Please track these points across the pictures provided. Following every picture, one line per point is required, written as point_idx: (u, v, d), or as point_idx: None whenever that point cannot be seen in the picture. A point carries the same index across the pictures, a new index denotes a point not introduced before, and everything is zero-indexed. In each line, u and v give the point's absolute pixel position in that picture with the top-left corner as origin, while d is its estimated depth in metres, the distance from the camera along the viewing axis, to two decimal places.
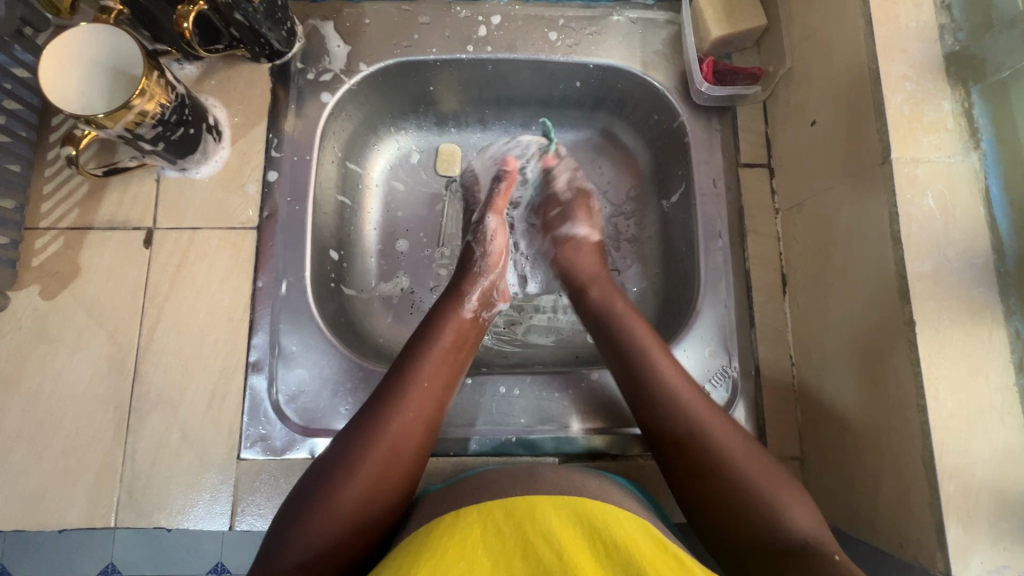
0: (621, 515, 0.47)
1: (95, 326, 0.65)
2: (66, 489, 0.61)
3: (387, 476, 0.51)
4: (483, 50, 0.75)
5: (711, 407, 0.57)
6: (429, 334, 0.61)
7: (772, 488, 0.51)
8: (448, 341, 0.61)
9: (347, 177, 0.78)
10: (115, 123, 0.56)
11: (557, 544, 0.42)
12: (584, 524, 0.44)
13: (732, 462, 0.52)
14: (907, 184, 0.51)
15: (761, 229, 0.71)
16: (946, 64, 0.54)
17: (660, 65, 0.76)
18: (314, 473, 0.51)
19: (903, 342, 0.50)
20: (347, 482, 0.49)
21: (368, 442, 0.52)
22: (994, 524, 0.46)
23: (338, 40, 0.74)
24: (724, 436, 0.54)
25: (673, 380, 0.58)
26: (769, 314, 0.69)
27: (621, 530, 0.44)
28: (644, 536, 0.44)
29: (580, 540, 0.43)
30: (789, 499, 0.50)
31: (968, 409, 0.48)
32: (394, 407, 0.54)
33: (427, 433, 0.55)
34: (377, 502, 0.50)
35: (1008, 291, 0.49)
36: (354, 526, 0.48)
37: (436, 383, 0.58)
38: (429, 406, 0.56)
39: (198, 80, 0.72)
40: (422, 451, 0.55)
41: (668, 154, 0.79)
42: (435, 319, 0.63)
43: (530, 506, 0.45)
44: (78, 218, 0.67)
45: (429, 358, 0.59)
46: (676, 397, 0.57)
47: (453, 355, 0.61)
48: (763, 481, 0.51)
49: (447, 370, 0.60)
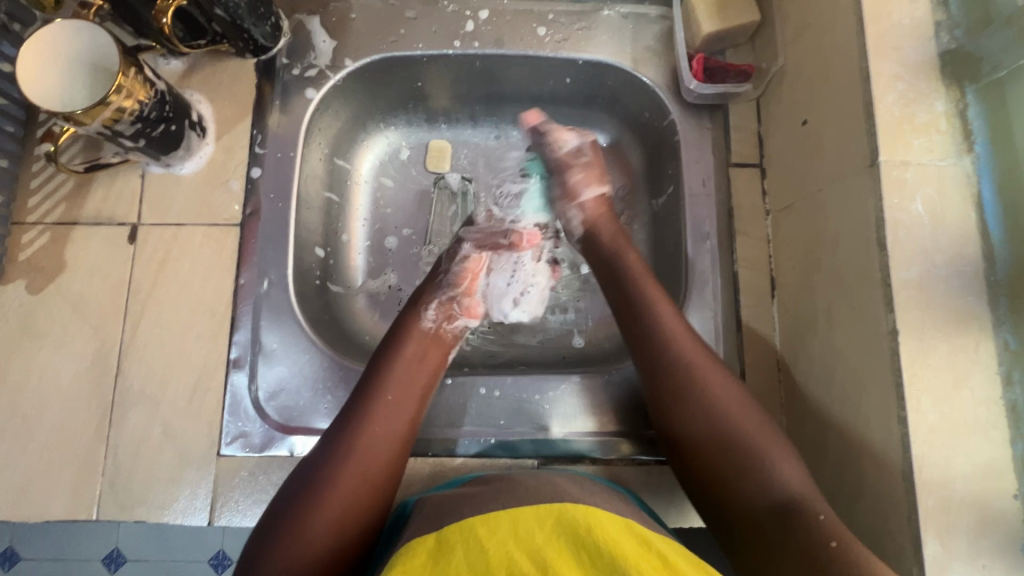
0: (604, 516, 0.45)
1: (79, 321, 0.66)
2: (50, 481, 0.62)
3: (363, 496, 0.51)
4: (471, 46, 0.74)
5: (710, 361, 0.58)
6: (391, 350, 0.61)
7: (757, 439, 0.53)
8: (410, 355, 0.61)
9: (334, 174, 0.78)
10: (92, 119, 0.56)
11: (542, 559, 0.40)
12: (568, 532, 0.43)
13: (722, 418, 0.54)
14: (895, 187, 0.49)
15: (751, 231, 0.70)
16: (941, 63, 0.51)
17: (651, 61, 0.74)
18: (286, 496, 0.51)
19: (886, 352, 0.49)
20: (319, 506, 0.49)
21: (337, 464, 0.52)
22: (973, 541, 0.45)
23: (324, 35, 0.74)
24: (720, 393, 0.56)
25: (672, 336, 0.59)
26: (757, 318, 0.68)
27: (603, 530, 0.43)
28: (628, 537, 0.43)
29: (565, 553, 0.41)
30: (773, 450, 0.52)
31: (951, 423, 0.46)
32: (361, 423, 0.54)
33: (400, 448, 0.55)
34: (351, 523, 0.50)
35: (998, 300, 0.47)
36: (330, 547, 0.48)
37: (399, 399, 0.57)
38: (398, 420, 0.56)
39: (184, 76, 0.71)
40: (396, 465, 0.54)
41: (660, 153, 0.77)
42: (398, 333, 0.63)
43: (513, 523, 0.44)
44: (65, 213, 0.68)
45: (395, 373, 0.59)
46: (680, 345, 0.59)
47: (418, 364, 0.61)
48: (749, 431, 0.53)
49: (413, 383, 0.59)
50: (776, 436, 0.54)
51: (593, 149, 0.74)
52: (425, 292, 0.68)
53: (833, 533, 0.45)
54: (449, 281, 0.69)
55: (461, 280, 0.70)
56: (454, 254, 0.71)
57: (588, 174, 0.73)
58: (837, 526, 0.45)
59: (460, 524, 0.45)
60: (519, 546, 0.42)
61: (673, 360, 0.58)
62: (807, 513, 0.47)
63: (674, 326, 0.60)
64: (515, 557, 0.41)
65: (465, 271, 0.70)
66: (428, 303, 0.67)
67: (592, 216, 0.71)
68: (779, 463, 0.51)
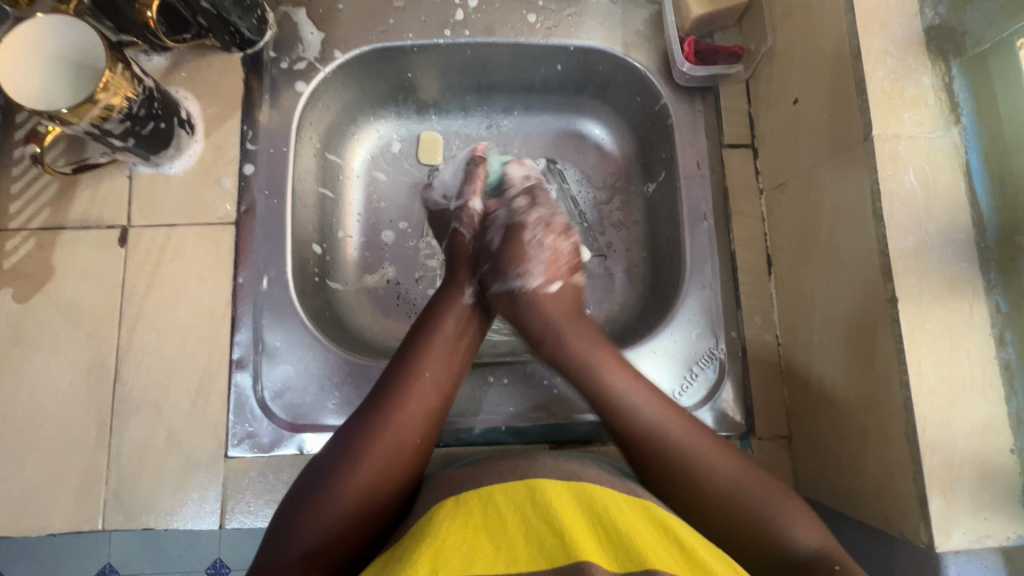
0: (623, 500, 0.45)
1: (71, 328, 0.64)
2: (51, 493, 0.60)
3: (394, 466, 0.50)
4: (462, 34, 0.73)
5: (686, 422, 0.55)
6: (430, 325, 0.60)
7: (760, 490, 0.51)
8: (449, 329, 0.60)
9: (327, 169, 0.77)
10: (80, 118, 0.54)
11: (562, 529, 0.40)
12: (587, 510, 0.43)
13: (724, 486, 0.51)
14: (888, 160, 0.51)
15: (746, 211, 0.71)
16: (927, 38, 0.53)
17: (641, 45, 0.74)
18: (320, 462, 0.51)
19: (887, 320, 0.50)
20: (353, 472, 0.49)
21: (371, 431, 0.51)
22: (975, 496, 0.47)
23: (312, 26, 0.72)
24: (713, 462, 0.52)
25: (640, 402, 0.56)
26: (755, 295, 0.70)
27: (620, 513, 0.42)
28: (648, 529, 0.42)
29: (584, 528, 0.41)
30: (783, 508, 0.50)
31: (949, 384, 0.48)
32: (398, 399, 0.53)
33: (431, 425, 0.54)
34: (384, 490, 0.49)
35: (989, 265, 0.49)
36: (359, 515, 0.48)
37: (438, 372, 0.57)
38: (432, 394, 0.55)
39: (168, 72, 0.70)
40: (426, 442, 0.53)
41: (653, 137, 0.78)
42: (436, 308, 0.62)
43: (530, 491, 0.44)
44: (50, 217, 0.66)
45: (432, 350, 0.58)
46: (640, 413, 0.55)
47: (457, 341, 0.60)
48: (760, 496, 0.51)
49: (452, 356, 0.59)
50: (783, 490, 0.52)
51: (528, 232, 0.68)
52: (460, 266, 0.68)
53: None
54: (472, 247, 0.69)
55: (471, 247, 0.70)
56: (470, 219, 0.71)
57: (516, 259, 0.67)
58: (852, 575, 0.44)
59: (477, 489, 0.45)
60: (536, 515, 0.41)
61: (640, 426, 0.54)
62: (824, 564, 0.46)
63: (630, 388, 0.57)
64: (533, 526, 0.41)
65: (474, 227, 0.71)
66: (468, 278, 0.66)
67: (533, 308, 0.65)
68: (794, 522, 0.49)
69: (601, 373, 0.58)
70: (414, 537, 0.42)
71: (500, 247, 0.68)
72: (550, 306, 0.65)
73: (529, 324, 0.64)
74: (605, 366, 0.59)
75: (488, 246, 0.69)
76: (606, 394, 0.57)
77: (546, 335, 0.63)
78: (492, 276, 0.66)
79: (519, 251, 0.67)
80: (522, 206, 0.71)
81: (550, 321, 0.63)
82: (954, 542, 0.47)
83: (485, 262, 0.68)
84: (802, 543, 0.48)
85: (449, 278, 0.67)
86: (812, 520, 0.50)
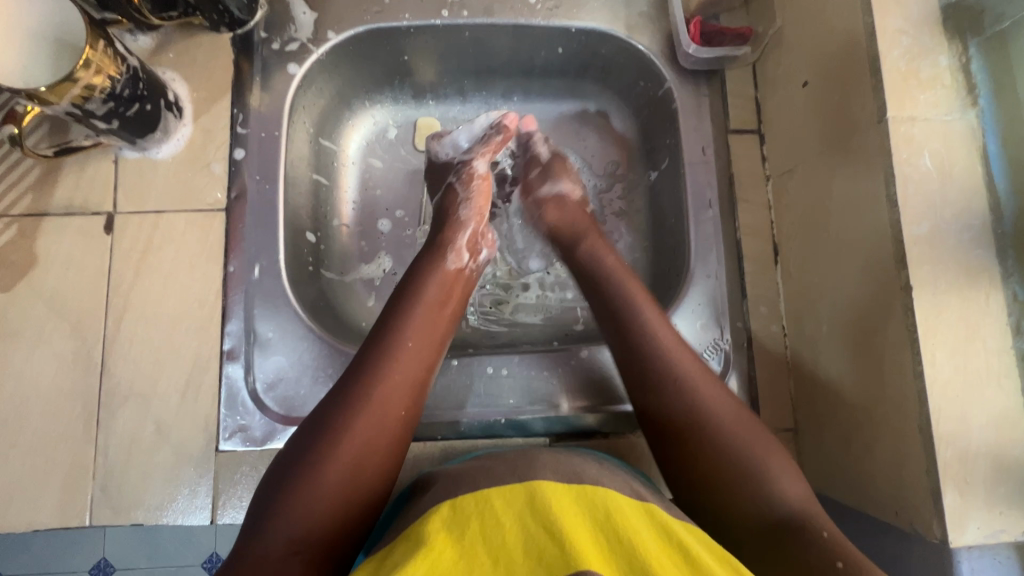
0: (626, 504, 0.43)
1: (55, 319, 0.62)
2: (36, 488, 0.59)
3: (378, 443, 0.49)
4: (460, 15, 0.71)
5: (699, 367, 0.53)
6: (411, 292, 0.58)
7: (757, 444, 0.49)
8: (431, 298, 0.58)
9: (321, 154, 0.75)
10: (60, 98, 0.52)
11: (561, 536, 0.38)
12: (589, 515, 0.41)
13: (729, 435, 0.49)
14: (903, 143, 0.49)
15: (752, 198, 0.70)
16: (944, 17, 0.51)
17: (645, 27, 0.72)
18: (301, 441, 0.48)
19: (900, 308, 0.49)
20: (335, 453, 0.47)
21: (353, 409, 0.49)
22: (989, 490, 0.45)
23: (304, 6, 0.69)
24: (718, 402, 0.51)
25: (659, 331, 0.55)
26: (761, 285, 0.68)
27: (623, 518, 0.41)
28: (652, 534, 0.40)
29: (585, 533, 0.39)
30: (779, 468, 0.48)
31: (966, 375, 0.46)
32: (380, 372, 0.51)
33: (416, 397, 0.52)
34: (367, 471, 0.47)
35: (1006, 253, 0.47)
36: (343, 499, 0.46)
37: (421, 344, 0.55)
38: (416, 366, 0.53)
39: (155, 53, 0.67)
40: (410, 416, 0.52)
41: (656, 122, 0.76)
42: (417, 275, 0.60)
43: (530, 495, 0.42)
44: (32, 204, 0.63)
45: (414, 317, 0.56)
46: (660, 346, 0.54)
47: (440, 307, 0.58)
48: (757, 453, 0.48)
49: (435, 328, 0.57)
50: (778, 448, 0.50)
51: (568, 162, 0.74)
52: (450, 229, 0.65)
53: (839, 548, 0.42)
54: (466, 213, 0.67)
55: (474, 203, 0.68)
56: (470, 181, 0.69)
57: (561, 171, 0.72)
58: (841, 542, 0.42)
59: (474, 493, 0.43)
60: (535, 521, 0.40)
61: (656, 352, 0.54)
62: (811, 527, 0.44)
63: (654, 319, 0.56)
64: (531, 533, 0.39)
65: (475, 189, 0.69)
66: (456, 245, 0.64)
67: (565, 206, 0.70)
68: (783, 480, 0.47)
69: (627, 294, 0.59)
70: (407, 545, 0.40)
71: (548, 157, 0.74)
72: (575, 209, 0.70)
73: (561, 225, 0.68)
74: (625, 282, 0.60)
75: (537, 155, 0.74)
76: (636, 325, 0.56)
77: (580, 232, 0.67)
78: (540, 181, 0.72)
79: (557, 163, 0.73)
80: (561, 141, 0.77)
81: (585, 224, 0.68)
82: (968, 537, 0.45)
83: (534, 168, 0.73)
84: (785, 501, 0.47)
85: (433, 241, 0.64)
86: (796, 478, 0.48)
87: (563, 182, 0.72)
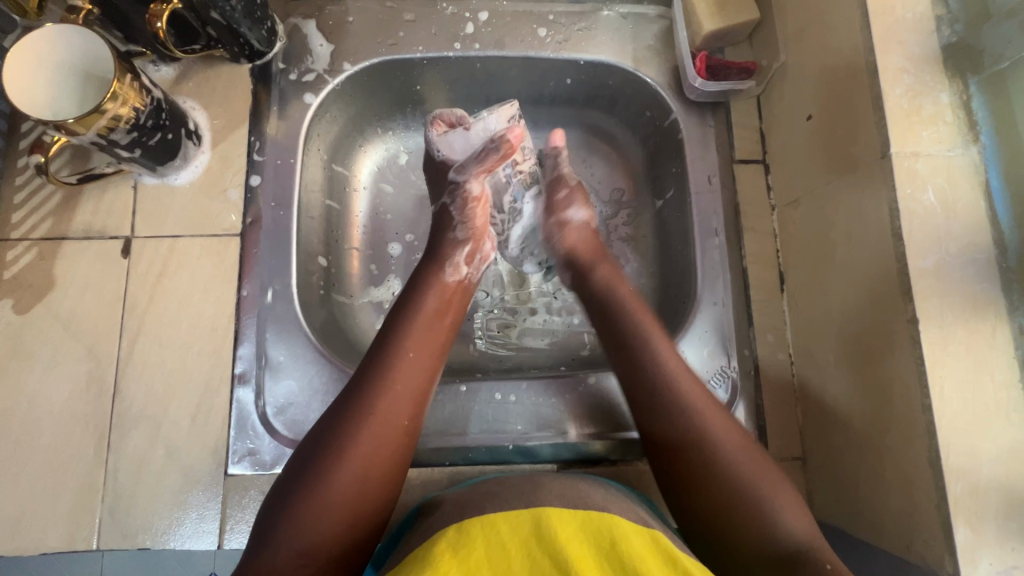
0: (632, 531, 0.43)
1: (71, 341, 0.63)
2: (46, 510, 0.59)
3: (383, 452, 0.49)
4: (471, 48, 0.73)
5: (698, 387, 0.55)
6: (411, 304, 0.58)
7: (753, 479, 0.49)
8: (430, 309, 0.59)
9: (333, 180, 0.76)
10: (87, 129, 0.53)
11: (565, 563, 0.39)
12: (593, 543, 0.41)
13: (730, 459, 0.50)
14: (907, 178, 0.50)
15: (757, 227, 0.71)
16: (944, 56, 0.52)
17: (652, 60, 0.74)
18: (306, 453, 0.48)
19: (907, 340, 0.49)
20: (341, 465, 0.47)
21: (357, 419, 0.49)
22: (1001, 525, 0.45)
23: (321, 39, 0.72)
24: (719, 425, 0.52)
25: (662, 353, 0.56)
26: (768, 313, 0.69)
27: (629, 548, 0.41)
28: (656, 563, 0.40)
29: (589, 560, 0.39)
30: (778, 497, 0.48)
31: (974, 408, 0.47)
32: (381, 382, 0.52)
33: (418, 403, 0.53)
34: (372, 483, 0.48)
35: (1011, 287, 0.48)
36: (349, 511, 0.46)
37: (422, 354, 0.55)
38: (418, 375, 0.54)
39: (176, 82, 0.70)
40: (414, 426, 0.52)
41: (662, 151, 0.78)
42: (418, 287, 0.61)
43: (535, 521, 0.42)
44: (52, 227, 0.65)
45: (414, 328, 0.56)
46: (661, 366, 0.55)
47: (440, 317, 0.59)
48: (755, 484, 0.49)
49: (435, 338, 0.57)
50: (774, 470, 0.50)
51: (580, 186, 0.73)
52: (448, 246, 0.65)
53: None
54: (461, 234, 0.66)
55: (470, 220, 0.67)
56: (466, 204, 0.67)
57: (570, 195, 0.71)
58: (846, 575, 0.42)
59: (479, 518, 0.43)
60: (541, 549, 0.40)
61: (660, 376, 0.55)
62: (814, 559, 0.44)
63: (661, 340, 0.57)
64: (537, 561, 0.39)
65: (470, 214, 0.67)
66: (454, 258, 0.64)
67: (582, 237, 0.69)
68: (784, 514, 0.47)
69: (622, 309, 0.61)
70: (413, 566, 0.40)
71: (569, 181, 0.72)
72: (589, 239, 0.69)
73: (577, 250, 0.68)
74: (644, 318, 0.59)
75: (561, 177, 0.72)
76: (643, 347, 0.57)
77: (594, 255, 0.67)
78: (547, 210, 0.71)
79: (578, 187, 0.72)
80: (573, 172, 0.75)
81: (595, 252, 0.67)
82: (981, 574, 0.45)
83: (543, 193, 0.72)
84: (794, 531, 0.47)
85: (434, 253, 0.65)
86: (800, 508, 0.48)
87: (580, 208, 0.71)
